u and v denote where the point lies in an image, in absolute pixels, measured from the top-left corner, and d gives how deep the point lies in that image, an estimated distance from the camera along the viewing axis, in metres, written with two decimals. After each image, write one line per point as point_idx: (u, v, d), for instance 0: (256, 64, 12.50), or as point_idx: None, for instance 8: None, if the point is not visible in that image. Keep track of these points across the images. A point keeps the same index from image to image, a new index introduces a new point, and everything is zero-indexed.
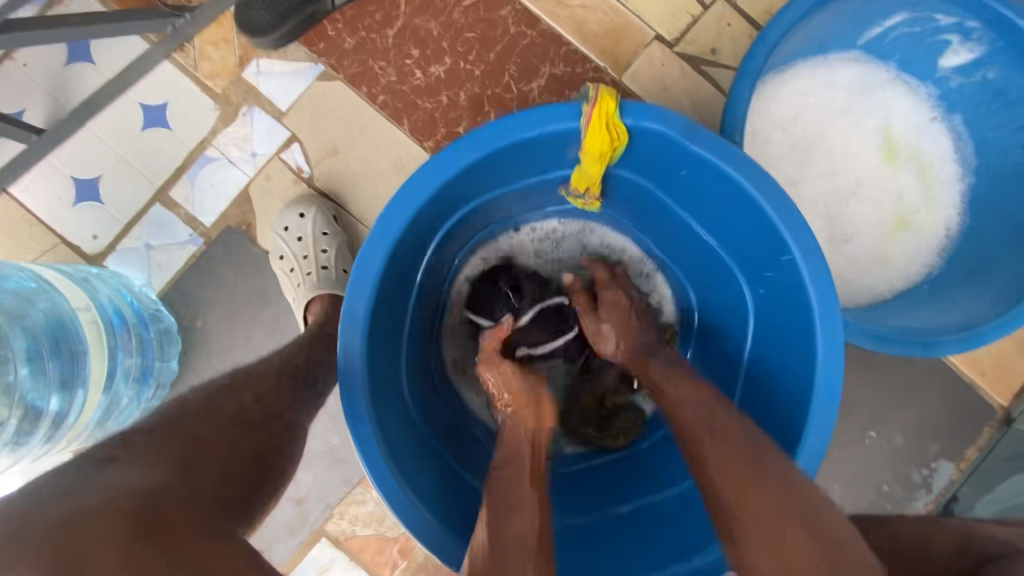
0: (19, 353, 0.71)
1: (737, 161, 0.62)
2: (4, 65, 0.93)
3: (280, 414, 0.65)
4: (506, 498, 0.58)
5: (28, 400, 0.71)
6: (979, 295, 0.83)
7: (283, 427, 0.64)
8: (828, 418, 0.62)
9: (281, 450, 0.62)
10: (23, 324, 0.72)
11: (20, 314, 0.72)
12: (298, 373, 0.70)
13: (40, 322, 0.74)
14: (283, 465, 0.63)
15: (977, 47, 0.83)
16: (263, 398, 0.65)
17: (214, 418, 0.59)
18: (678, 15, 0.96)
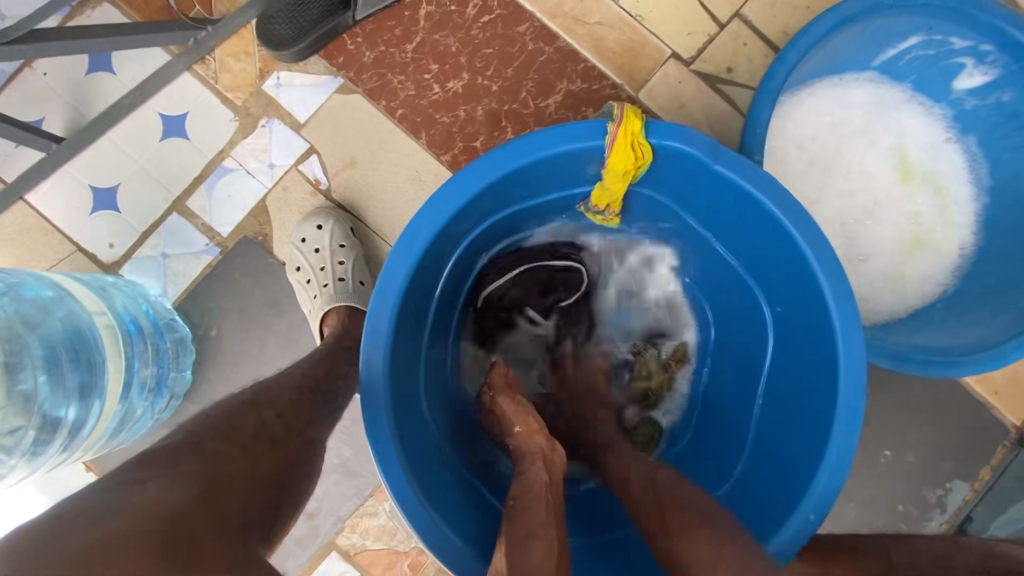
0: (38, 361, 0.69)
1: (760, 181, 0.62)
2: (26, 73, 0.93)
3: (300, 431, 0.65)
4: (522, 527, 0.56)
5: (46, 410, 0.70)
6: (995, 315, 0.83)
7: (302, 444, 0.64)
8: (851, 439, 0.62)
9: (304, 465, 0.62)
10: (43, 331, 0.71)
11: (41, 322, 0.71)
12: (316, 389, 0.71)
13: (59, 329, 0.73)
14: (303, 480, 0.63)
15: (991, 70, 0.84)
16: (284, 414, 0.65)
17: (236, 433, 0.59)
18: (695, 34, 0.97)
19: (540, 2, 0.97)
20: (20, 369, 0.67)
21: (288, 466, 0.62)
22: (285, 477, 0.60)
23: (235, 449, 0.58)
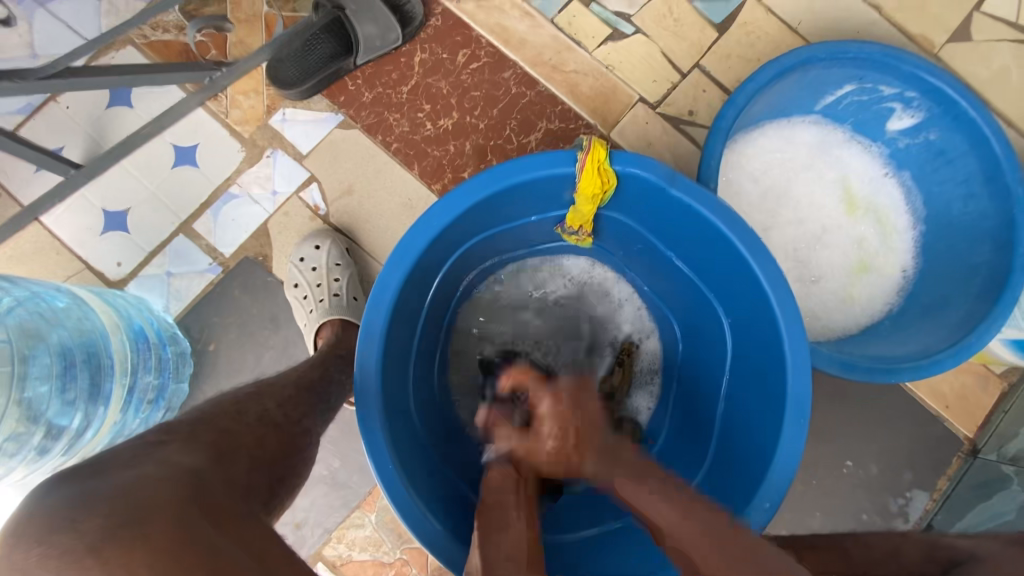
0: (46, 372, 0.74)
1: (711, 204, 0.71)
2: (49, 106, 1.01)
3: (298, 421, 0.70)
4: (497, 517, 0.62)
5: (51, 417, 0.75)
6: (933, 329, 0.91)
7: (300, 433, 0.69)
8: (799, 434, 0.68)
9: (297, 456, 0.67)
10: (53, 343, 0.75)
11: (50, 333, 0.76)
12: (314, 385, 0.77)
13: (68, 341, 0.77)
14: (302, 467, 0.68)
15: (917, 113, 0.95)
16: (285, 405, 0.70)
17: (243, 416, 0.64)
18: (659, 81, 1.09)
19: (523, 52, 1.09)
20: (32, 376, 0.72)
21: (291, 448, 0.66)
22: (288, 456, 0.65)
23: (243, 428, 0.63)
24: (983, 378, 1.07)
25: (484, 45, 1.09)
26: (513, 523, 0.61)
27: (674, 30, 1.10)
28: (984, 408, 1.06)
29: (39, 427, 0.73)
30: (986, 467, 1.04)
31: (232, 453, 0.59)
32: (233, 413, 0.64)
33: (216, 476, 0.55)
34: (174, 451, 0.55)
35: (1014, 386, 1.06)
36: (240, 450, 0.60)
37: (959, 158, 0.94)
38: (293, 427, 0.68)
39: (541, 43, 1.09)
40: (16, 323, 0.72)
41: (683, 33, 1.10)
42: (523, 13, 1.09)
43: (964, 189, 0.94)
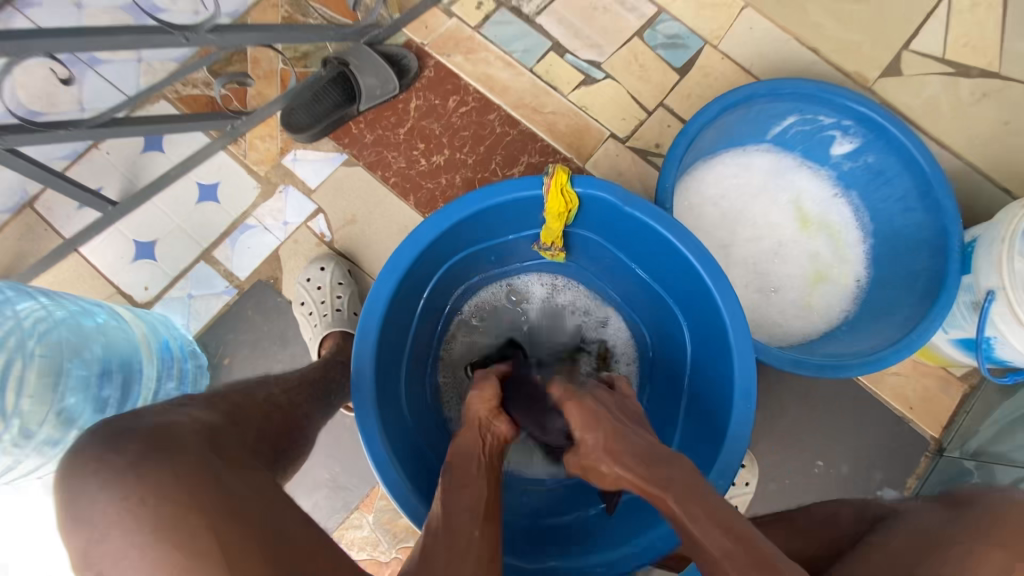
0: (80, 382, 0.83)
1: (662, 219, 0.81)
2: (92, 152, 1.16)
3: (297, 405, 0.81)
4: (460, 479, 0.68)
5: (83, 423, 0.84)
6: (881, 331, 0.99)
7: (300, 416, 0.80)
8: (746, 419, 0.76)
9: (296, 436, 0.78)
10: (86, 357, 0.85)
11: (84, 349, 0.85)
12: (315, 381, 0.89)
13: (100, 355, 0.87)
14: (299, 444, 0.78)
15: (856, 139, 1.06)
16: (287, 391, 0.83)
17: (252, 397, 0.76)
18: (628, 119, 1.23)
19: (506, 97, 1.23)
20: (67, 385, 0.82)
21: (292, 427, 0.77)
22: (288, 434, 0.76)
23: (252, 405, 0.74)
24: (944, 382, 1.13)
25: (472, 91, 1.24)
26: (474, 483, 0.67)
27: (639, 74, 1.24)
28: (947, 409, 1.12)
29: (73, 431, 0.83)
30: (950, 463, 1.06)
31: (242, 423, 0.69)
32: (245, 397, 0.74)
33: (229, 435, 0.66)
34: (195, 413, 0.66)
35: (975, 388, 1.12)
36: (249, 422, 0.70)
37: (896, 177, 1.04)
38: (294, 410, 0.80)
39: (522, 89, 1.24)
40: (63, 337, 0.83)
41: (648, 76, 1.24)
42: (505, 64, 1.25)
43: (902, 205, 1.05)
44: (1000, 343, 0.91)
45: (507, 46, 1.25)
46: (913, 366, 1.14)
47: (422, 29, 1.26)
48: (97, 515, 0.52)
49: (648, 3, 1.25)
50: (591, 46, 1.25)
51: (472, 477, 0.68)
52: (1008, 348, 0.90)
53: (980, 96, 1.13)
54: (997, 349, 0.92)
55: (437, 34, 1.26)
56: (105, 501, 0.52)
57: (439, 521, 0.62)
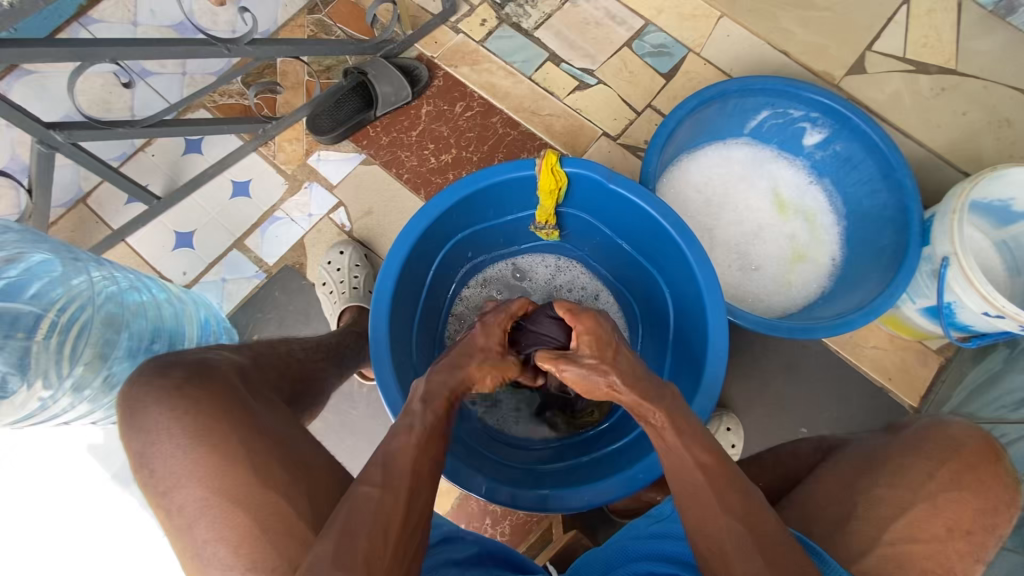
0: (129, 348, 0.94)
1: (642, 194, 0.92)
2: (140, 154, 1.30)
3: (314, 362, 0.95)
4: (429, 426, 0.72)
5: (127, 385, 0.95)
6: (851, 301, 1.08)
7: (317, 370, 0.94)
8: (720, 367, 0.86)
9: (311, 389, 0.92)
10: (136, 327, 0.95)
11: (135, 320, 0.96)
12: (330, 345, 1.01)
13: (148, 327, 0.97)
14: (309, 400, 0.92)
15: (824, 130, 1.17)
16: (309, 350, 0.96)
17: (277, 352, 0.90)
18: (619, 119, 1.35)
19: (508, 102, 1.37)
20: (119, 351, 0.92)
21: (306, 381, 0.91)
22: (304, 385, 0.90)
23: (275, 358, 0.89)
24: (921, 354, 1.21)
25: (477, 98, 1.37)
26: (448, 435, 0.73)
27: (629, 79, 1.37)
28: (925, 380, 1.19)
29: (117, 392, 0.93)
30: None
31: (264, 365, 0.85)
32: (270, 348, 0.90)
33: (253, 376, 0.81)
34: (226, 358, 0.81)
35: (951, 359, 1.19)
36: (269, 365, 0.86)
37: (862, 163, 1.15)
38: (312, 364, 0.94)
39: (522, 94, 1.37)
40: (123, 304, 0.95)
41: (636, 81, 1.36)
42: (507, 73, 1.38)
43: (869, 188, 1.15)
44: (959, 308, 0.99)
45: (509, 57, 1.39)
46: (890, 339, 1.22)
47: (433, 44, 1.41)
48: (153, 419, 0.69)
49: (636, 17, 1.39)
50: (584, 55, 1.39)
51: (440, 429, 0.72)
52: (967, 311, 0.98)
53: (940, 91, 1.24)
54: (957, 313, 1.00)
55: (446, 48, 1.40)
56: (156, 409, 0.70)
57: (405, 470, 0.64)
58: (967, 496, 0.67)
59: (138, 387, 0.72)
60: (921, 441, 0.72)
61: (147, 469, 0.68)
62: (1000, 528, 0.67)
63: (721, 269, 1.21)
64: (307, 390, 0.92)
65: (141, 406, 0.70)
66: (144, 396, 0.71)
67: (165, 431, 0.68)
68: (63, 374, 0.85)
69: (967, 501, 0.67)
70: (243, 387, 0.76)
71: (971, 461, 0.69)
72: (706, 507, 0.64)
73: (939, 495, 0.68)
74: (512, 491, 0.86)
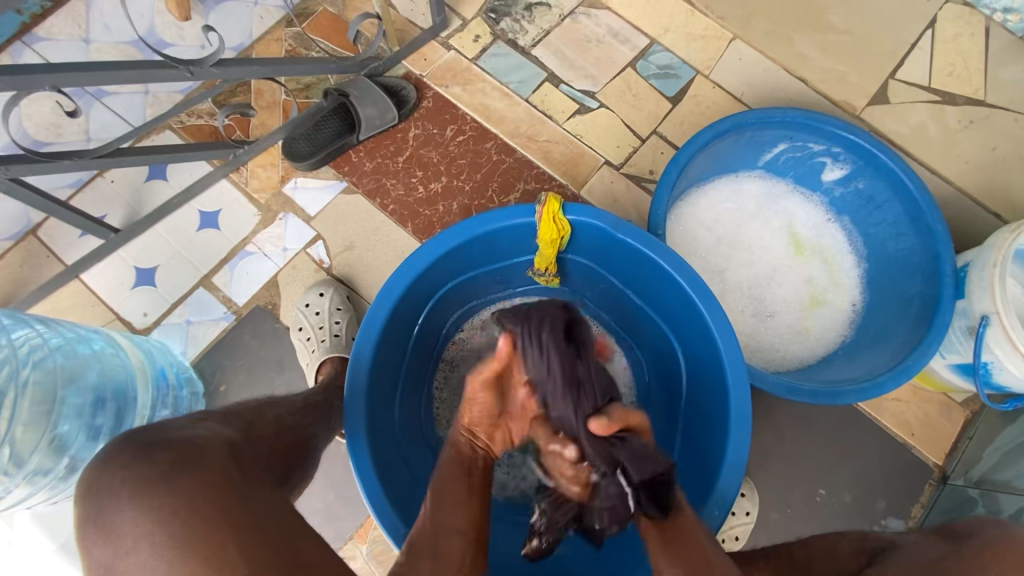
0: (72, 410, 0.82)
1: (653, 245, 0.82)
2: (97, 180, 1.18)
3: (305, 426, 0.81)
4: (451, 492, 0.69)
5: (74, 452, 0.83)
6: (879, 356, 0.99)
7: (309, 437, 0.80)
8: (742, 448, 0.75)
9: (302, 462, 0.77)
10: (79, 384, 0.84)
11: (77, 376, 0.85)
12: (318, 405, 0.87)
13: (94, 382, 0.87)
14: (303, 470, 0.78)
15: (845, 166, 1.08)
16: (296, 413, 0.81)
17: (264, 415, 0.76)
18: (622, 146, 1.25)
19: (502, 126, 1.26)
20: (63, 415, 0.81)
21: (300, 450, 0.77)
22: (296, 452, 0.76)
23: (264, 422, 0.74)
24: (946, 407, 1.12)
25: (469, 121, 1.26)
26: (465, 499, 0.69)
27: (633, 103, 1.27)
28: (950, 435, 1.11)
29: (62, 462, 0.82)
30: (955, 492, 1.05)
31: (256, 437, 0.69)
32: (257, 415, 0.75)
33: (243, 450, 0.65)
34: (215, 426, 0.66)
35: (977, 414, 1.11)
36: (262, 438, 0.70)
37: (886, 204, 1.06)
38: (302, 430, 0.80)
39: (518, 118, 1.27)
40: (56, 366, 0.83)
41: (641, 106, 1.26)
42: (502, 94, 1.28)
43: (893, 230, 1.06)
44: (997, 369, 0.91)
45: (503, 77, 1.29)
46: (913, 391, 1.13)
47: (421, 61, 1.30)
48: (126, 524, 0.51)
49: (641, 36, 1.29)
50: (585, 76, 1.29)
51: (463, 494, 0.70)
52: (1006, 373, 0.90)
53: (967, 123, 1.16)
54: (994, 374, 0.92)
55: (436, 66, 1.30)
56: (133, 508, 0.52)
57: (426, 538, 0.64)
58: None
59: (109, 475, 0.54)
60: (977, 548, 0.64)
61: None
62: None
63: (732, 314, 1.11)
64: (300, 458, 0.77)
65: (110, 492, 0.53)
66: (116, 486, 0.53)
67: (147, 540, 0.51)
68: None
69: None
70: (236, 468, 0.59)
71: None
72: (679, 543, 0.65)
73: None
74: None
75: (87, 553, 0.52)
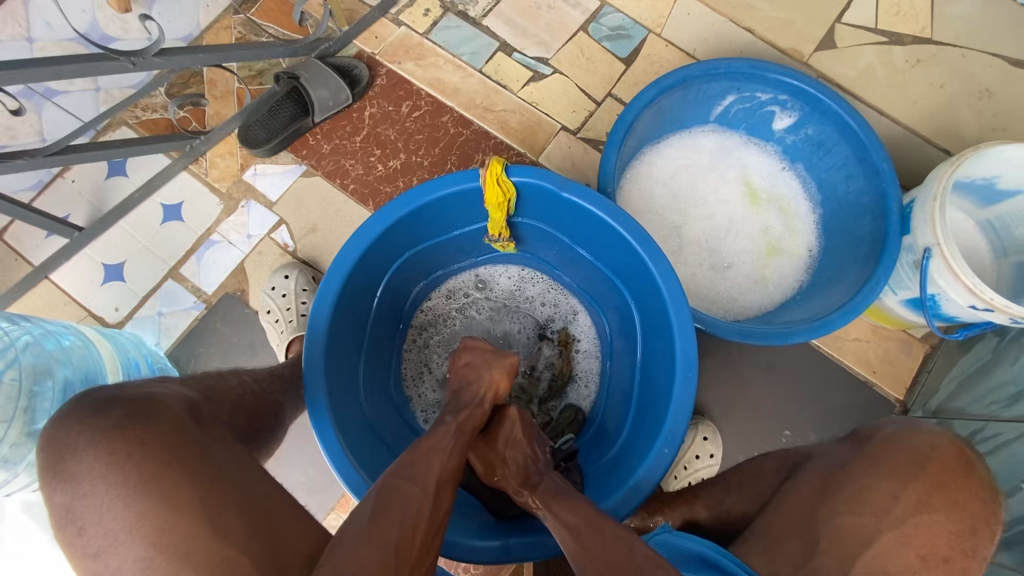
0: (43, 404, 0.85)
1: (597, 201, 0.84)
2: (58, 180, 1.19)
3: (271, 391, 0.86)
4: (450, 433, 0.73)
5: None
6: (830, 297, 1.02)
7: (274, 401, 0.85)
8: (689, 387, 0.78)
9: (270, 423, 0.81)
10: (49, 378, 0.87)
11: (48, 372, 0.87)
12: (287, 375, 0.91)
13: (65, 376, 0.89)
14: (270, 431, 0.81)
15: (794, 113, 1.10)
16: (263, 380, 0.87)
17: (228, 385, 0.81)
18: (577, 111, 1.26)
19: (457, 99, 1.27)
20: (38, 408, 0.84)
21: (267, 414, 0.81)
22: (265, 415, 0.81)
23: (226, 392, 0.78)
24: (906, 343, 1.15)
25: (424, 96, 1.27)
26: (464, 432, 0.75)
27: (587, 67, 1.27)
28: (910, 370, 1.14)
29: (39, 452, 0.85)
30: None
31: (214, 405, 0.75)
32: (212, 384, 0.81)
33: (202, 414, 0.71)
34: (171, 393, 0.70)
35: (936, 348, 1.14)
36: (223, 403, 0.76)
37: (835, 147, 1.07)
38: (267, 395, 0.85)
39: (473, 89, 1.27)
40: (24, 363, 0.85)
41: (595, 68, 1.27)
42: (455, 66, 1.28)
43: (844, 173, 1.07)
44: (944, 300, 0.93)
45: (456, 49, 1.29)
46: (873, 330, 1.16)
47: (373, 39, 1.30)
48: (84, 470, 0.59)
49: None
50: (538, 43, 1.29)
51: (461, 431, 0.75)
52: (952, 304, 0.92)
53: (914, 63, 1.17)
54: (942, 305, 0.94)
55: (388, 43, 1.29)
56: (90, 455, 0.59)
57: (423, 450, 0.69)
58: (940, 518, 0.66)
59: (68, 429, 0.61)
60: (883, 456, 0.73)
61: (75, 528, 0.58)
62: (982, 549, 0.65)
63: (691, 268, 1.13)
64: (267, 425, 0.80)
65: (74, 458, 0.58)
66: (74, 438, 0.61)
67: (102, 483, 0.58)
68: None
69: (938, 523, 0.65)
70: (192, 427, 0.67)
71: (940, 477, 0.68)
72: (609, 557, 0.61)
73: (906, 521, 0.66)
74: (453, 538, 0.76)
75: (51, 498, 0.59)
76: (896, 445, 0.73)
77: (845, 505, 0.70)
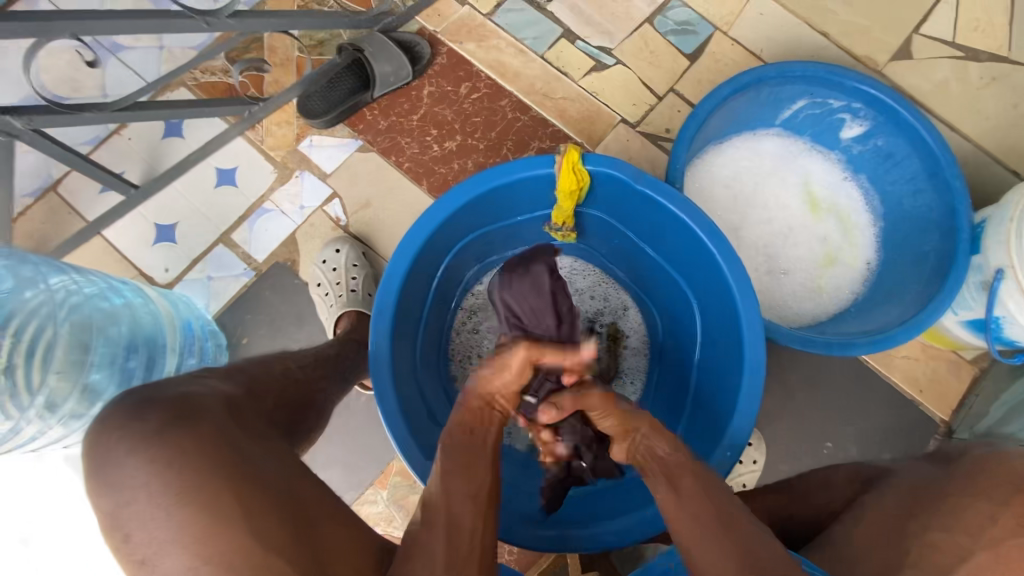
0: (101, 359, 0.85)
1: (673, 198, 0.82)
2: (115, 137, 1.19)
3: (314, 378, 0.86)
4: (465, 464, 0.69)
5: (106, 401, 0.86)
6: (891, 312, 1.00)
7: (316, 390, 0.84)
8: (755, 391, 0.78)
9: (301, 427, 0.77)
10: (108, 335, 0.86)
11: (106, 328, 0.86)
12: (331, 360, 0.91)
13: (123, 333, 0.88)
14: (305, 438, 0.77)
15: (865, 123, 1.07)
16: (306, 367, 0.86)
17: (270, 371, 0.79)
18: (638, 104, 1.24)
19: (518, 84, 1.25)
20: (96, 364, 0.84)
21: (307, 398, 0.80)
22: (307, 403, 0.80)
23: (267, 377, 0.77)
24: (955, 365, 1.13)
25: (484, 78, 1.25)
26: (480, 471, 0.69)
27: (650, 60, 1.25)
28: (958, 392, 1.12)
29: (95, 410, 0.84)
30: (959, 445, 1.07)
31: (257, 394, 0.72)
32: (263, 368, 0.78)
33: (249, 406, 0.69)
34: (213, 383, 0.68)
35: (985, 371, 1.12)
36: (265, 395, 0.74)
37: (905, 160, 1.05)
38: (310, 385, 0.84)
39: (534, 75, 1.25)
40: (88, 315, 0.85)
41: (659, 62, 1.25)
42: (517, 50, 1.26)
43: (911, 188, 1.06)
44: (1009, 323, 0.92)
45: (518, 33, 1.27)
46: (922, 349, 1.14)
47: (436, 17, 1.28)
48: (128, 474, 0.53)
49: None
50: (602, 32, 1.26)
51: (476, 464, 0.69)
52: (1017, 328, 0.91)
53: (990, 81, 1.14)
54: (1005, 328, 0.93)
55: (450, 22, 1.27)
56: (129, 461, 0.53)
57: (442, 508, 0.64)
58: None
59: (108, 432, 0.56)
60: (968, 481, 0.70)
61: (120, 535, 0.53)
62: None
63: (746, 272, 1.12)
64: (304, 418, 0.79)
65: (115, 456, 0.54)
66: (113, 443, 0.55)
67: (144, 490, 0.52)
68: (31, 393, 0.77)
69: None
70: (235, 424, 0.62)
71: None
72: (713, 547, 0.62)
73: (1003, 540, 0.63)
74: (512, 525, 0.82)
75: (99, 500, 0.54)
76: (979, 473, 0.71)
77: (928, 521, 0.68)
